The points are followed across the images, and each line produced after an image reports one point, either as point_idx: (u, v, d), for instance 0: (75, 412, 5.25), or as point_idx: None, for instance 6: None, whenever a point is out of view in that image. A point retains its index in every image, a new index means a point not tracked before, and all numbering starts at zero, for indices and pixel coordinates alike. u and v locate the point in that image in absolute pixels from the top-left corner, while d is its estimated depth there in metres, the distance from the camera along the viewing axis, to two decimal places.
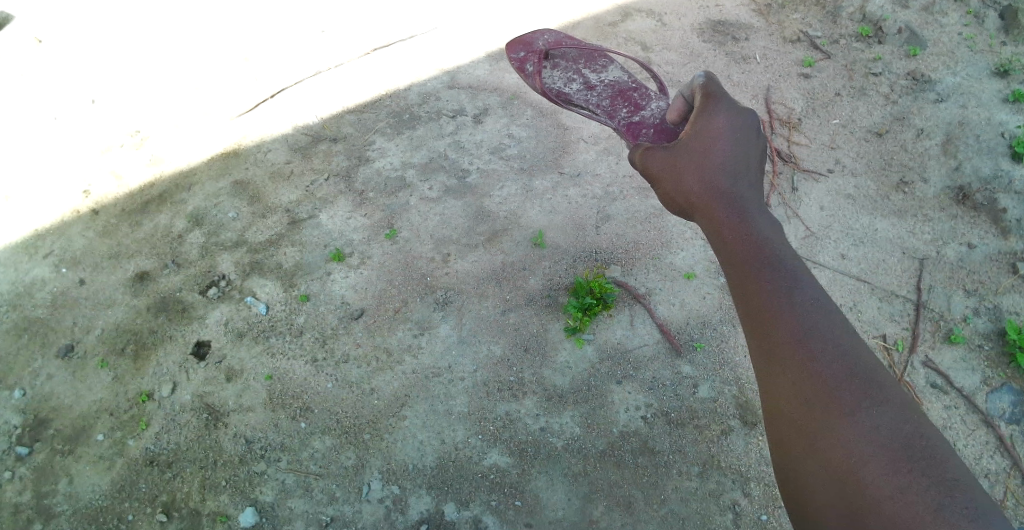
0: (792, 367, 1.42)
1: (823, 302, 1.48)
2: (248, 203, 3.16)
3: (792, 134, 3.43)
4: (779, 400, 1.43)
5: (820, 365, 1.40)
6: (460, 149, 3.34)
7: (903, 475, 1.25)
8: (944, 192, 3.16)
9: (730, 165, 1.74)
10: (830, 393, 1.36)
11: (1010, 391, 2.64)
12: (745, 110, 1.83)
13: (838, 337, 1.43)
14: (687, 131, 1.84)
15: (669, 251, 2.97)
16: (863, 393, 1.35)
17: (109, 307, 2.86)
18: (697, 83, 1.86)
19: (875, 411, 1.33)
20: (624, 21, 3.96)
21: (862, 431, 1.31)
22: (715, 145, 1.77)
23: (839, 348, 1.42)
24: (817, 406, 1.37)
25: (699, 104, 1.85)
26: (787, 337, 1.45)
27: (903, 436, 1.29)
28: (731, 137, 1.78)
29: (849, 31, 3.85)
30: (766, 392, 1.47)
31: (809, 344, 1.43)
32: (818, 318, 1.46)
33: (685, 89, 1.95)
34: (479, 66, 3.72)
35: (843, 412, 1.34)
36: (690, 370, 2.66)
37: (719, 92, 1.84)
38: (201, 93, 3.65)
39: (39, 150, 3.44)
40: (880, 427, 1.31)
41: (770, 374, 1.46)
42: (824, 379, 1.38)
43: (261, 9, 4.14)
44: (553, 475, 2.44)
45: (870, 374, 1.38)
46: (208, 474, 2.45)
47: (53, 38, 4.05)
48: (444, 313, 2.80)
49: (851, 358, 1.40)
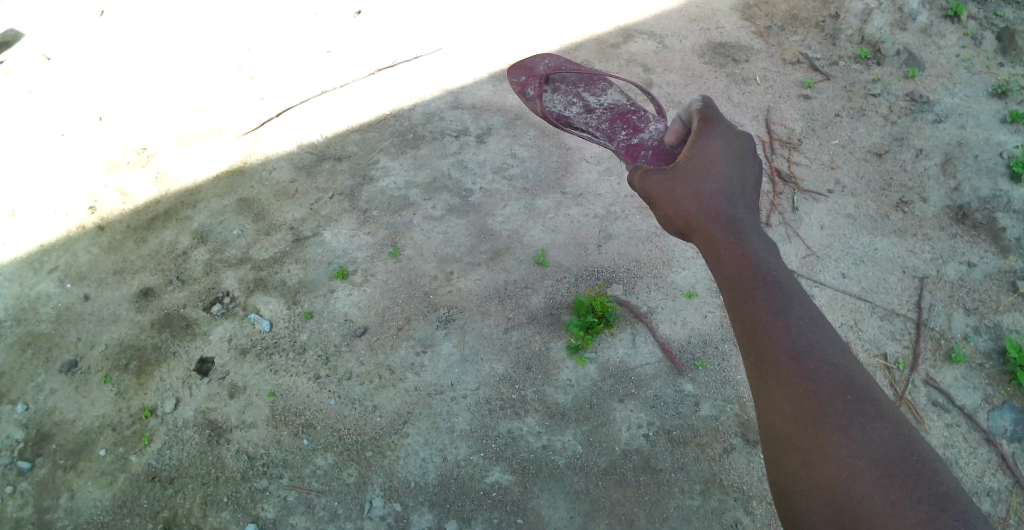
0: (786, 381, 1.45)
1: (816, 320, 1.53)
2: (252, 221, 3.19)
3: (792, 154, 3.45)
4: (773, 414, 1.45)
5: (814, 381, 1.44)
6: (463, 168, 3.37)
7: (894, 488, 1.26)
8: (944, 211, 3.18)
9: (726, 186, 1.79)
10: (823, 408, 1.40)
11: (1012, 409, 2.66)
12: (741, 137, 1.92)
13: (829, 357, 1.47)
14: (685, 154, 1.90)
15: (671, 270, 2.99)
16: (856, 409, 1.38)
17: (113, 322, 2.88)
18: (694, 108, 1.96)
19: (867, 426, 1.36)
20: (626, 43, 4.00)
21: (854, 446, 1.33)
22: (712, 167, 1.83)
23: (831, 366, 1.46)
24: (810, 420, 1.39)
25: (697, 130, 1.94)
26: (782, 352, 1.48)
27: (895, 451, 1.32)
28: (728, 161, 1.85)
29: (848, 53, 3.90)
30: (760, 406, 1.49)
31: (802, 361, 1.47)
32: (812, 335, 1.50)
33: (682, 114, 2.04)
34: (482, 86, 3.76)
35: (835, 425, 1.37)
36: (692, 389, 2.67)
37: (716, 117, 1.94)
38: (207, 111, 3.69)
39: (46, 166, 3.47)
40: (872, 442, 1.33)
41: (764, 389, 1.48)
42: (817, 393, 1.42)
43: (267, 28, 4.19)
44: (555, 492, 2.45)
45: (862, 392, 1.41)
46: (210, 490, 2.46)
47: (61, 56, 4.10)
48: (447, 332, 2.82)
49: (844, 375, 1.44)
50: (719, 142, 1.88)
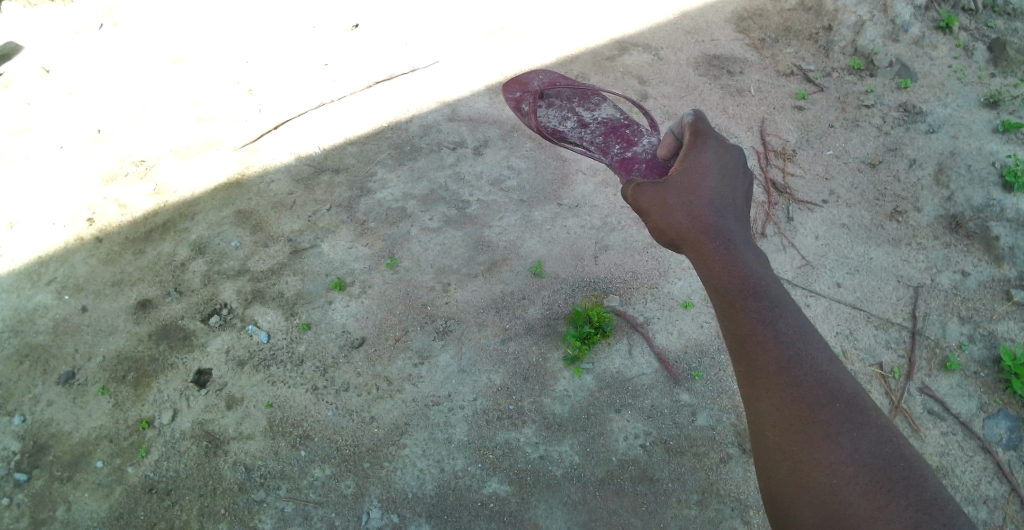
0: (777, 390, 1.46)
1: (805, 330, 1.54)
2: (250, 233, 3.20)
3: (787, 164, 3.48)
4: (764, 423, 1.47)
5: (803, 390, 1.45)
6: (460, 181, 3.39)
7: (883, 493, 1.30)
8: (938, 220, 3.21)
9: (717, 199, 1.81)
10: (814, 416, 1.42)
11: (1007, 417, 2.67)
12: (732, 150, 1.94)
13: (819, 365, 1.49)
14: (677, 168, 1.92)
15: (667, 281, 3.01)
16: (845, 416, 1.41)
17: (111, 334, 2.89)
18: (686, 122, 1.99)
19: (856, 434, 1.38)
20: (621, 55, 4.03)
21: (843, 453, 1.36)
22: (703, 181, 1.86)
23: (820, 375, 1.47)
24: (799, 427, 1.42)
25: (688, 145, 1.95)
26: (772, 362, 1.49)
27: (883, 457, 1.34)
28: (718, 175, 1.87)
29: (842, 65, 3.94)
30: (751, 415, 1.51)
31: (791, 370, 1.48)
32: (802, 346, 1.51)
33: (674, 126, 2.07)
34: (479, 99, 3.79)
35: (825, 433, 1.39)
36: (688, 398, 2.69)
37: (707, 131, 1.96)
38: (205, 124, 3.71)
39: (43, 177, 3.48)
40: (860, 450, 1.36)
41: (755, 398, 1.50)
42: (807, 403, 1.43)
43: (265, 40, 4.22)
44: (552, 503, 2.45)
45: (851, 400, 1.44)
46: (207, 502, 2.46)
47: (60, 68, 4.13)
48: (445, 343, 2.83)
49: (832, 383, 1.46)
50: (710, 156, 1.90)
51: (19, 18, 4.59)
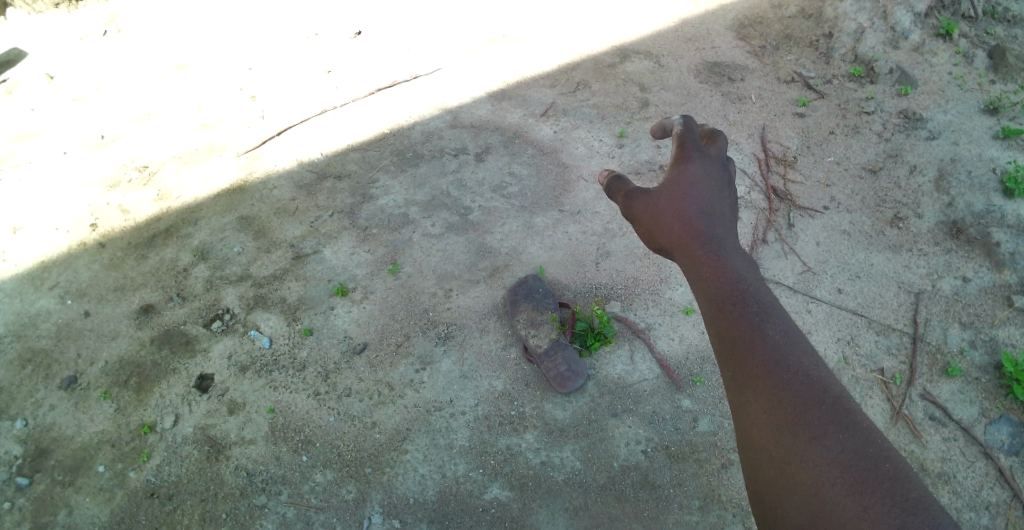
0: (764, 392, 1.49)
1: (792, 334, 1.56)
2: (252, 238, 3.21)
3: (788, 171, 3.49)
4: (753, 425, 1.49)
5: (790, 392, 1.47)
6: (461, 187, 3.40)
7: (868, 495, 1.30)
8: (938, 226, 3.22)
9: (705, 201, 1.78)
10: (801, 418, 1.43)
11: (1009, 422, 2.66)
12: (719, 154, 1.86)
13: (806, 367, 1.51)
14: (665, 174, 1.85)
15: (669, 286, 3.02)
16: (831, 418, 1.42)
17: (113, 339, 2.90)
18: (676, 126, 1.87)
19: (842, 435, 1.39)
20: (622, 62, 4.05)
21: (830, 454, 1.37)
22: (690, 182, 1.80)
23: (806, 376, 1.49)
24: (788, 428, 1.43)
25: (676, 143, 1.86)
26: (759, 366, 1.52)
27: (868, 458, 1.35)
28: (703, 174, 1.81)
29: (842, 72, 3.97)
30: (740, 419, 1.54)
31: (777, 374, 1.50)
32: (788, 350, 1.53)
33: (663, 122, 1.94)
34: (480, 105, 3.81)
35: (811, 435, 1.41)
36: (690, 405, 2.69)
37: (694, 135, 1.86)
38: (207, 130, 3.73)
39: (46, 183, 3.50)
40: (846, 450, 1.37)
41: (742, 401, 1.53)
42: (794, 405, 1.45)
43: (267, 48, 4.24)
44: (554, 508, 2.45)
45: (837, 402, 1.45)
46: (209, 507, 2.46)
47: (64, 74, 4.15)
48: (446, 348, 2.84)
49: (819, 385, 1.47)
50: (698, 162, 1.83)
51: (23, 24, 4.63)
